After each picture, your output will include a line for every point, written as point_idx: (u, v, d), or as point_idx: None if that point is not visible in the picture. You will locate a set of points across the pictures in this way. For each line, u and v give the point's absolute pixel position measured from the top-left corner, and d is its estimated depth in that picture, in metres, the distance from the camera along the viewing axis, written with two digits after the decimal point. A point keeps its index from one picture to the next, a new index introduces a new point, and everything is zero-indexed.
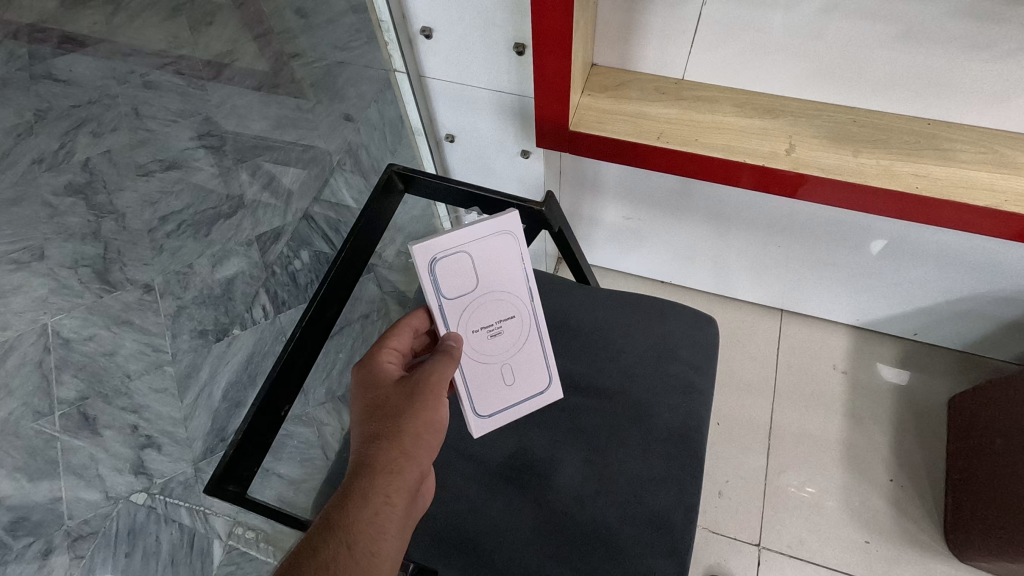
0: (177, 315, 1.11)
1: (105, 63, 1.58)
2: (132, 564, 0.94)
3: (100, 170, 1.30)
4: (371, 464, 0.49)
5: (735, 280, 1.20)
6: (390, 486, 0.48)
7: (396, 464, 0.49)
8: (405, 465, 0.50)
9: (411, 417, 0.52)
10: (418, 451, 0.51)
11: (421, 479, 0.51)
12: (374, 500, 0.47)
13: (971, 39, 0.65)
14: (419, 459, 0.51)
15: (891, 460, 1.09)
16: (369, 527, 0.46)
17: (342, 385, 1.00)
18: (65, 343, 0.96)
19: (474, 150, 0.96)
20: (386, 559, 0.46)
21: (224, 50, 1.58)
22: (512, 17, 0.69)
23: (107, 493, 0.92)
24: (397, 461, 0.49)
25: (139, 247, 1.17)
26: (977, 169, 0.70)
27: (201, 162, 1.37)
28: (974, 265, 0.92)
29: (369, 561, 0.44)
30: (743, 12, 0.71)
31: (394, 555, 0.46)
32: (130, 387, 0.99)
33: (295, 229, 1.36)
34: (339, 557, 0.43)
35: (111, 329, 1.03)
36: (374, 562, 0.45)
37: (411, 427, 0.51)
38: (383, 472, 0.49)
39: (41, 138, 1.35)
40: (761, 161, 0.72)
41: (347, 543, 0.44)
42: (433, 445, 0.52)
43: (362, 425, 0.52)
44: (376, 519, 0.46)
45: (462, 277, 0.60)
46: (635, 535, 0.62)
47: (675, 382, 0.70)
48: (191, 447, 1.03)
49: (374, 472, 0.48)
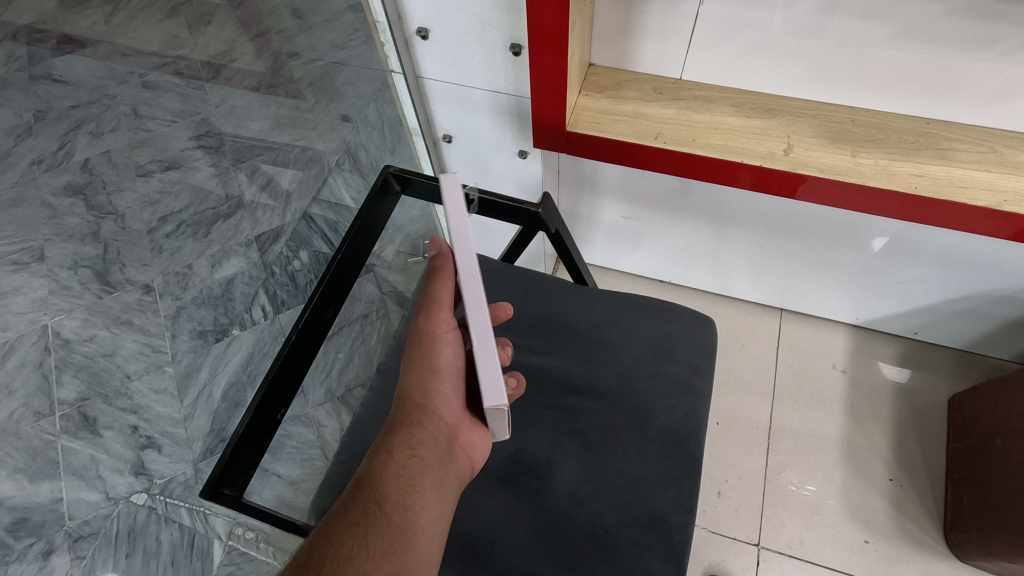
0: (177, 315, 1.25)
1: (105, 63, 1.69)
2: (132, 563, 1.05)
3: (100, 169, 1.47)
4: (393, 424, 0.50)
5: (735, 279, 1.20)
6: (412, 438, 0.49)
7: (414, 418, 0.50)
8: (424, 417, 0.50)
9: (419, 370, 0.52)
10: (435, 403, 0.51)
11: (446, 430, 0.50)
12: (397, 455, 0.48)
13: (972, 37, 0.65)
14: (438, 412, 0.50)
15: (890, 460, 1.09)
16: (397, 481, 0.47)
17: (340, 384, 0.98)
18: (66, 343, 1.17)
19: (472, 150, 0.96)
20: (420, 511, 0.47)
21: (222, 50, 1.68)
22: (507, 17, 0.68)
23: (107, 494, 1.07)
24: (415, 415, 0.50)
25: (138, 247, 1.34)
26: (977, 168, 0.69)
27: (199, 162, 1.49)
28: (974, 264, 0.92)
29: (400, 515, 0.46)
30: (742, 12, 0.71)
31: (428, 506, 0.47)
32: (130, 388, 1.16)
33: (295, 229, 1.35)
34: (369, 513, 0.46)
35: (111, 330, 1.21)
36: (405, 514, 0.46)
37: (420, 381, 0.51)
38: (403, 428, 0.50)
39: (42, 139, 1.52)
40: (759, 161, 0.72)
41: (375, 500, 0.47)
42: (450, 394, 0.51)
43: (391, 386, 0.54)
44: (402, 474, 0.47)
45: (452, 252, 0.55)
46: (633, 537, 0.61)
47: (674, 384, 0.70)
48: (191, 447, 1.13)
49: (395, 430, 0.49)
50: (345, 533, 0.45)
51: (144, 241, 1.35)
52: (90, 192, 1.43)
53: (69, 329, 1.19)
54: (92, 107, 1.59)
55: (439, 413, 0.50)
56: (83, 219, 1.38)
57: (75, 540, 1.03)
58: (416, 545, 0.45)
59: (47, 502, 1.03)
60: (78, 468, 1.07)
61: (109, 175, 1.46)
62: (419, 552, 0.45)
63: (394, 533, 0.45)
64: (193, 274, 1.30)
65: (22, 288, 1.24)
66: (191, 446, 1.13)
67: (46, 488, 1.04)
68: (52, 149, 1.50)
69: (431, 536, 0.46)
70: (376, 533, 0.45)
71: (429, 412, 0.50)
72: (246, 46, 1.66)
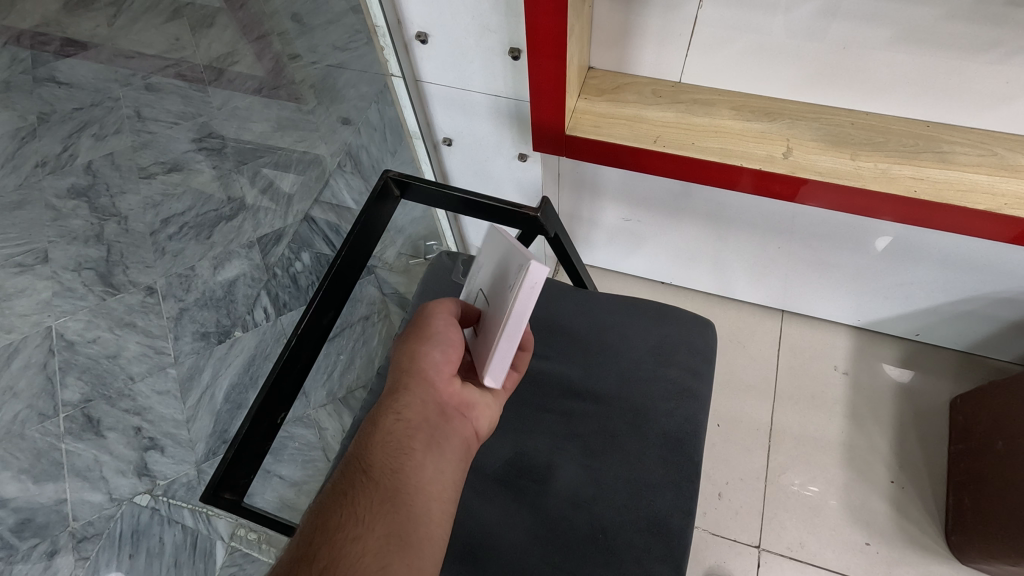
0: (180, 317, 1.26)
1: (107, 65, 1.70)
2: (136, 564, 1.02)
3: (103, 172, 1.48)
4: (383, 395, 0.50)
5: (735, 280, 1.20)
6: (400, 405, 0.49)
7: (402, 385, 0.50)
8: (411, 384, 0.50)
9: (409, 340, 0.52)
10: (424, 369, 0.50)
11: (434, 394, 0.50)
12: (385, 423, 0.48)
13: (972, 41, 0.65)
14: (425, 377, 0.50)
15: (892, 461, 1.09)
16: (385, 448, 0.47)
17: (343, 385, 0.93)
18: (70, 345, 1.22)
19: (472, 154, 0.96)
20: (410, 475, 0.46)
21: (224, 52, 1.68)
22: (507, 22, 0.69)
23: (110, 495, 1.09)
24: (402, 383, 0.50)
25: (141, 249, 1.35)
26: (976, 171, 0.69)
27: (200, 164, 1.49)
28: (974, 266, 0.92)
29: (391, 480, 0.46)
30: (741, 16, 0.71)
31: (419, 469, 0.47)
32: (132, 390, 1.18)
33: (297, 231, 1.34)
34: (360, 482, 0.46)
35: (115, 331, 1.24)
36: (395, 478, 0.46)
37: (409, 350, 0.51)
38: (392, 396, 0.50)
39: (46, 142, 1.53)
40: (759, 165, 0.72)
41: (365, 470, 0.47)
42: (440, 360, 0.51)
43: None
44: (390, 440, 0.47)
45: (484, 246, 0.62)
46: (632, 540, 0.62)
47: (673, 386, 0.70)
48: (193, 449, 1.12)
49: (383, 402, 0.50)
50: (335, 504, 0.46)
51: (147, 243, 1.36)
52: (94, 195, 1.44)
53: (73, 331, 1.23)
54: (95, 110, 1.60)
55: (428, 379, 0.50)
56: (87, 221, 1.39)
57: (79, 541, 1.04)
58: (409, 506, 0.45)
59: (52, 503, 1.07)
60: (83, 470, 1.10)
61: (111, 177, 1.47)
62: (411, 515, 0.45)
63: (384, 497, 0.45)
64: (196, 277, 1.31)
65: (28, 289, 1.29)
66: (193, 449, 1.12)
67: (50, 489, 1.09)
68: (56, 152, 1.52)
69: (426, 496, 0.46)
70: (365, 499, 0.45)
71: (417, 377, 0.50)
72: (247, 49, 1.66)
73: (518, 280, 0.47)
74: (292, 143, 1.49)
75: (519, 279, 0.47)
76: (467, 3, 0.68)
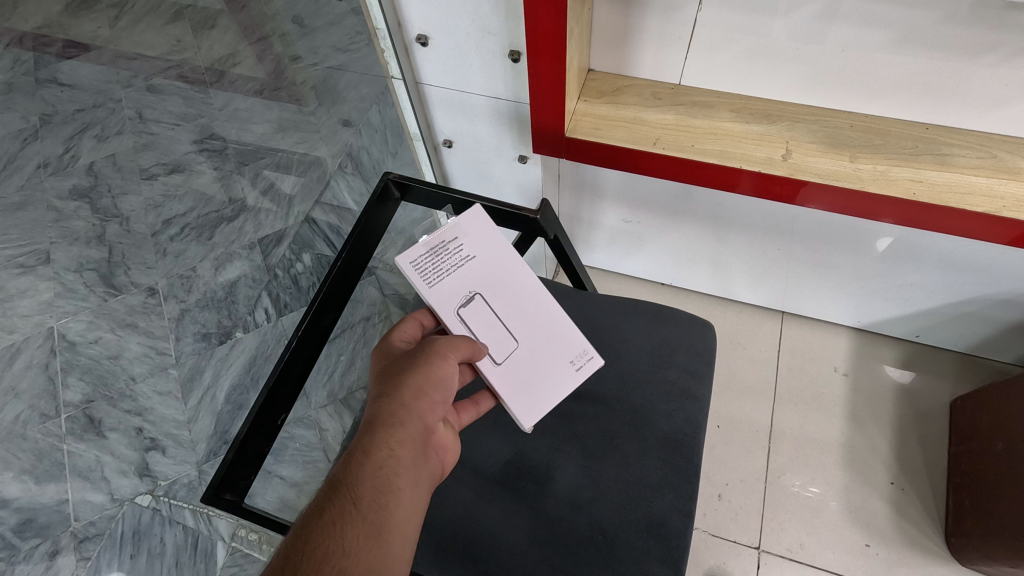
0: (181, 318, 1.27)
1: (108, 67, 1.70)
2: (137, 564, 1.02)
3: (104, 173, 1.49)
4: (371, 422, 0.48)
5: (735, 281, 1.20)
6: (394, 439, 0.48)
7: (399, 417, 0.49)
8: (408, 418, 0.49)
9: (415, 374, 0.51)
10: (420, 407, 0.50)
11: (423, 434, 0.50)
12: (376, 454, 0.47)
13: (972, 43, 0.65)
14: (421, 416, 0.50)
15: (892, 463, 1.09)
16: (374, 479, 0.46)
17: (343, 385, 0.96)
18: (72, 346, 1.22)
19: (472, 155, 0.96)
20: (395, 511, 0.46)
21: (225, 54, 1.69)
22: (507, 24, 0.69)
23: (112, 496, 1.09)
24: (397, 415, 0.49)
25: (143, 250, 1.36)
26: (975, 174, 0.69)
27: (202, 165, 1.50)
28: (974, 267, 0.92)
29: (377, 514, 0.45)
30: (740, 18, 0.71)
31: (404, 507, 0.46)
32: (134, 390, 1.18)
33: (297, 233, 1.35)
34: (346, 512, 0.44)
35: (116, 332, 1.25)
36: (382, 513, 0.45)
37: (412, 384, 0.51)
38: (386, 426, 0.48)
39: (48, 143, 1.54)
40: (758, 167, 0.72)
41: (351, 500, 0.45)
42: (436, 402, 0.52)
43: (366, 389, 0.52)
44: (382, 473, 0.46)
45: (488, 249, 0.61)
46: (631, 542, 0.62)
47: (672, 388, 0.71)
48: (194, 449, 1.12)
49: (374, 429, 0.48)
50: (317, 529, 0.43)
51: (148, 244, 1.36)
52: (95, 195, 1.45)
53: (75, 331, 1.24)
54: (98, 111, 1.60)
55: (421, 416, 0.50)
56: (89, 222, 1.40)
57: (81, 540, 1.05)
58: (389, 543, 0.44)
59: (53, 504, 1.08)
60: (84, 470, 1.10)
61: (113, 178, 1.47)
62: (391, 552, 0.44)
63: (370, 532, 0.43)
64: (197, 277, 1.32)
65: (30, 290, 1.29)
66: (195, 449, 1.12)
67: (52, 489, 1.09)
68: (57, 153, 1.52)
69: (403, 535, 0.45)
70: (352, 529, 0.43)
71: (415, 414, 0.50)
72: (249, 51, 1.67)
73: (577, 361, 0.61)
74: (293, 145, 1.49)
75: (580, 364, 0.61)
76: (468, 6, 0.69)
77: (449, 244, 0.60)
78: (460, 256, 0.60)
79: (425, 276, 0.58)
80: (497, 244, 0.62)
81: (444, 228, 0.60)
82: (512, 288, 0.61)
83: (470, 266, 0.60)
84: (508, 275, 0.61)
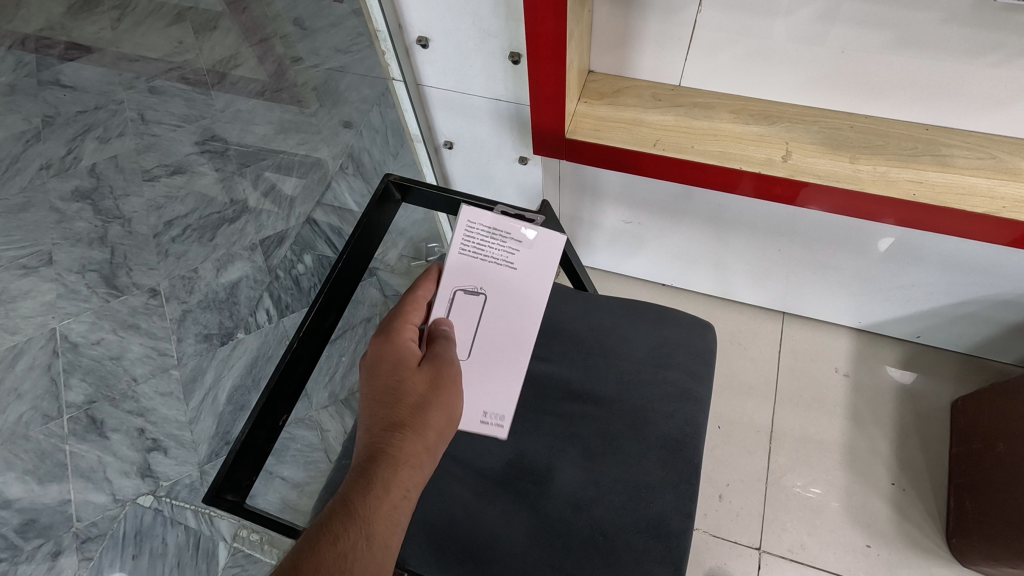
0: (183, 319, 1.27)
1: (110, 68, 1.71)
2: (139, 565, 1.03)
3: (106, 174, 1.49)
4: (391, 452, 0.47)
5: (735, 282, 1.20)
6: (412, 479, 0.48)
7: (419, 459, 0.48)
8: (426, 461, 0.49)
9: (440, 413, 0.51)
10: (433, 444, 0.50)
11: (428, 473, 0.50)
12: (395, 494, 0.46)
13: (972, 44, 0.65)
14: (434, 457, 0.50)
15: (892, 463, 1.09)
16: (388, 519, 0.45)
17: (344, 387, 0.99)
18: (74, 347, 1.23)
19: (473, 157, 0.97)
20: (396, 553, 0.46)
21: (227, 55, 1.70)
22: (507, 27, 0.69)
23: (114, 497, 1.09)
24: (419, 455, 0.48)
25: (145, 252, 1.36)
26: (975, 174, 0.69)
27: (203, 166, 1.50)
28: (975, 268, 0.92)
29: (385, 554, 0.44)
30: (740, 19, 0.71)
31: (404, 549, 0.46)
32: (135, 391, 1.19)
33: (298, 234, 1.36)
34: (360, 546, 0.43)
35: (118, 333, 1.25)
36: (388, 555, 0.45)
37: (435, 423, 0.50)
38: (407, 465, 0.47)
39: (50, 145, 1.54)
40: (758, 168, 0.72)
41: (366, 534, 0.44)
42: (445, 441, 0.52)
43: (381, 405, 0.50)
44: (394, 515, 0.46)
45: (523, 274, 0.57)
46: (632, 542, 0.62)
47: (673, 388, 0.71)
48: (196, 450, 1.13)
49: (395, 461, 0.47)
50: (332, 563, 0.41)
51: (150, 245, 1.37)
52: (98, 197, 1.45)
53: (77, 332, 1.25)
54: (100, 113, 1.61)
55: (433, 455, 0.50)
56: (91, 224, 1.40)
57: (83, 541, 1.05)
58: None
59: (56, 504, 1.08)
60: (87, 470, 1.11)
61: (115, 180, 1.48)
62: None
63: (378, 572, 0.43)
64: (199, 278, 1.32)
65: (33, 291, 1.30)
66: (197, 449, 1.13)
67: (54, 490, 1.09)
68: (60, 155, 1.53)
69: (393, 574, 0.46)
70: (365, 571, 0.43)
71: (432, 457, 0.50)
72: (250, 52, 1.68)
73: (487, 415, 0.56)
74: (295, 146, 1.49)
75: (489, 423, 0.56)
76: (468, 8, 0.69)
77: (506, 241, 0.57)
78: (502, 256, 0.57)
79: (461, 241, 0.57)
80: (539, 274, 0.58)
81: (523, 224, 0.57)
82: (507, 321, 0.57)
83: (500, 270, 0.57)
84: (517, 304, 0.57)
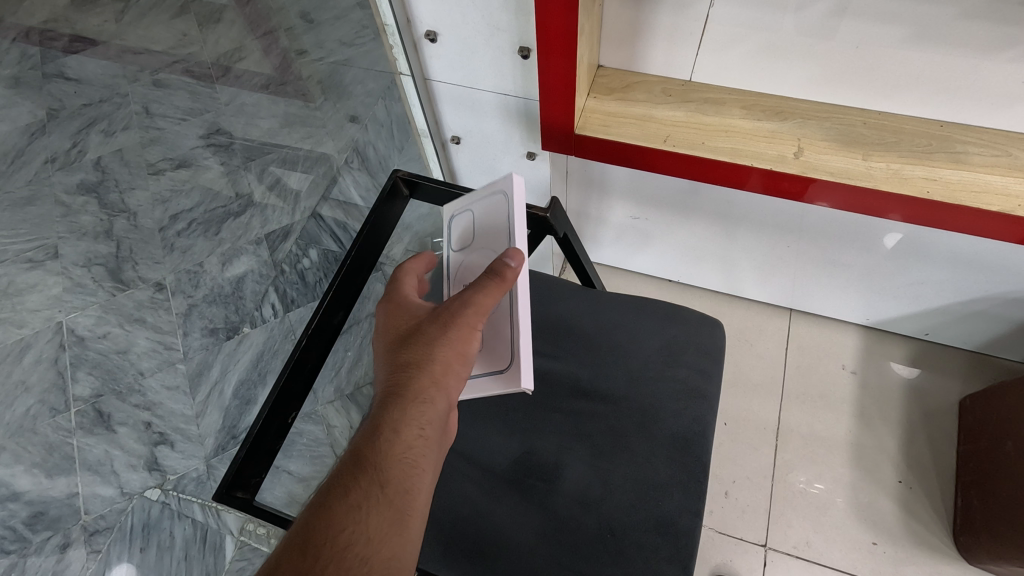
0: (188, 313, 1.25)
1: (114, 61, 1.71)
2: (147, 557, 1.09)
3: (112, 168, 1.49)
4: (400, 391, 0.48)
5: (742, 278, 1.19)
6: (423, 417, 0.47)
7: (427, 393, 0.48)
8: (437, 395, 0.48)
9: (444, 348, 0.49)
10: (447, 379, 0.49)
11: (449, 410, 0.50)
12: (406, 434, 0.46)
13: (989, 39, 0.64)
14: (451, 393, 0.49)
15: (900, 462, 1.08)
16: (402, 460, 0.46)
17: (350, 381, 0.94)
18: (81, 341, 1.17)
19: (481, 152, 0.96)
20: (419, 495, 0.46)
21: (231, 48, 1.69)
22: (516, 22, 0.68)
23: (121, 489, 1.10)
24: (428, 390, 0.48)
25: (150, 246, 1.34)
26: (990, 172, 0.68)
27: (208, 160, 1.50)
28: (984, 265, 0.91)
29: (402, 498, 0.45)
30: (751, 14, 0.71)
31: (427, 489, 0.47)
32: (142, 385, 1.17)
33: (304, 227, 1.38)
34: (372, 493, 0.44)
35: (124, 327, 1.21)
36: (407, 497, 0.45)
37: (442, 359, 0.49)
38: (415, 405, 0.47)
39: (54, 138, 1.52)
40: (769, 164, 0.71)
41: (378, 482, 0.45)
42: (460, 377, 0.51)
43: (393, 346, 0.51)
44: (410, 454, 0.46)
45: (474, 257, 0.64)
46: (640, 541, 0.62)
47: (682, 386, 0.71)
48: (203, 444, 1.16)
49: (407, 405, 0.47)
50: (344, 515, 0.43)
51: (156, 240, 1.35)
52: (103, 190, 1.45)
53: (82, 326, 1.18)
54: (104, 105, 1.61)
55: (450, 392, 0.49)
56: (97, 217, 1.37)
57: (92, 533, 1.06)
58: (413, 527, 0.45)
59: (64, 497, 1.06)
60: (94, 464, 1.09)
61: (120, 174, 1.47)
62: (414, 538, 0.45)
63: (395, 517, 0.44)
64: (204, 273, 1.31)
65: (39, 286, 1.23)
66: (203, 443, 1.16)
67: (62, 483, 1.06)
68: (64, 148, 1.51)
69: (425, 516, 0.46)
70: (378, 516, 0.44)
71: (444, 391, 0.49)
72: (254, 45, 1.66)
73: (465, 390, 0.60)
74: (299, 140, 1.49)
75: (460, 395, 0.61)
76: (477, 2, 0.68)
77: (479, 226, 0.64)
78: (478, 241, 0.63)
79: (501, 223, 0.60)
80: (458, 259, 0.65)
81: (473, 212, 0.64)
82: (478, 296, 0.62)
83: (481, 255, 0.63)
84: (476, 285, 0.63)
